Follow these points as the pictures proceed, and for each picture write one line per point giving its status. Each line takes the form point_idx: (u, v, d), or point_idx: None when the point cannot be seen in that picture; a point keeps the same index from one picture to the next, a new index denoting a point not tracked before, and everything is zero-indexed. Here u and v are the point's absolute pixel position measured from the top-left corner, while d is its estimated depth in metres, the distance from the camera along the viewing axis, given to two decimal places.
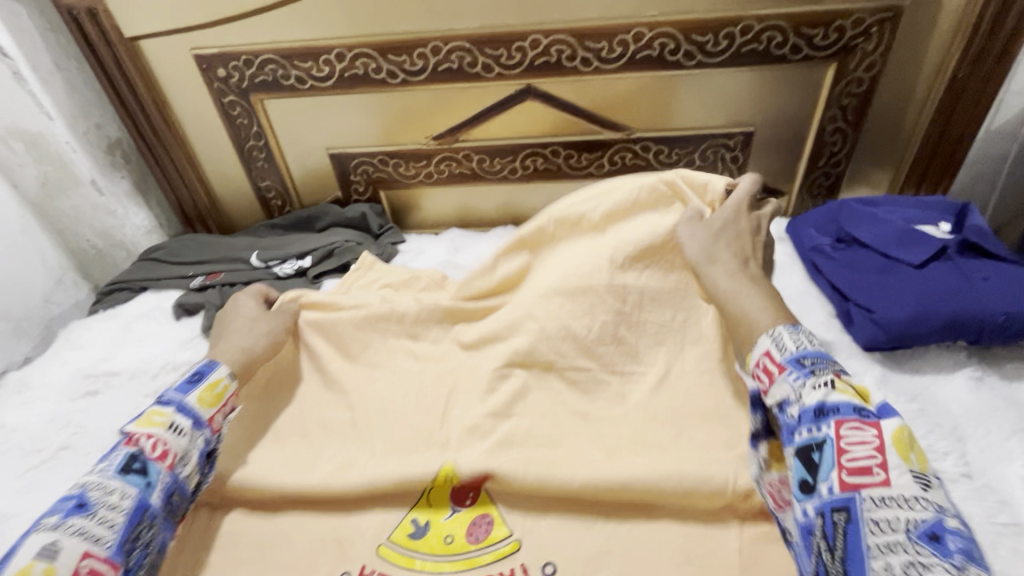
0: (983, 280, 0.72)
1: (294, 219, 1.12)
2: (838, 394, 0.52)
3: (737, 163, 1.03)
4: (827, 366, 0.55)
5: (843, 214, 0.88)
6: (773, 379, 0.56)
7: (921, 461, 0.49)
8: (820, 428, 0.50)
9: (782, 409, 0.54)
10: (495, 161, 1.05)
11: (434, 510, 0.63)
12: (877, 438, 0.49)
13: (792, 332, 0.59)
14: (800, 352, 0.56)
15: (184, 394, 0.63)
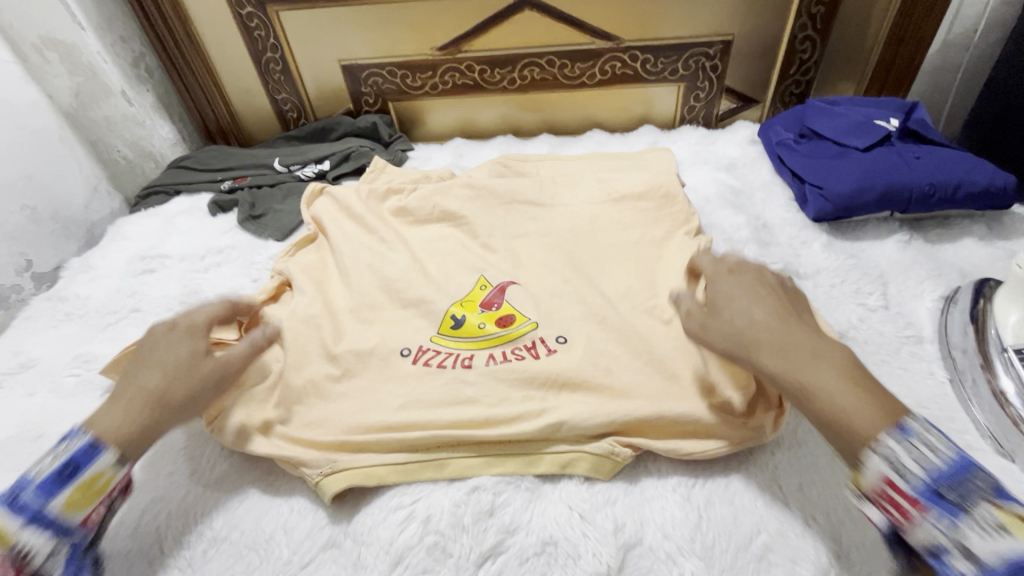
0: (916, 159, 0.84)
1: (309, 130, 1.22)
2: (1015, 542, 0.40)
3: (717, 72, 1.12)
4: (970, 488, 0.43)
5: (808, 113, 0.99)
6: (910, 516, 0.43)
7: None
8: (961, 529, 0.42)
9: (879, 484, 0.45)
10: (496, 72, 1.14)
11: (469, 307, 0.75)
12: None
13: (906, 437, 0.45)
14: (932, 478, 0.43)
15: (48, 496, 0.49)
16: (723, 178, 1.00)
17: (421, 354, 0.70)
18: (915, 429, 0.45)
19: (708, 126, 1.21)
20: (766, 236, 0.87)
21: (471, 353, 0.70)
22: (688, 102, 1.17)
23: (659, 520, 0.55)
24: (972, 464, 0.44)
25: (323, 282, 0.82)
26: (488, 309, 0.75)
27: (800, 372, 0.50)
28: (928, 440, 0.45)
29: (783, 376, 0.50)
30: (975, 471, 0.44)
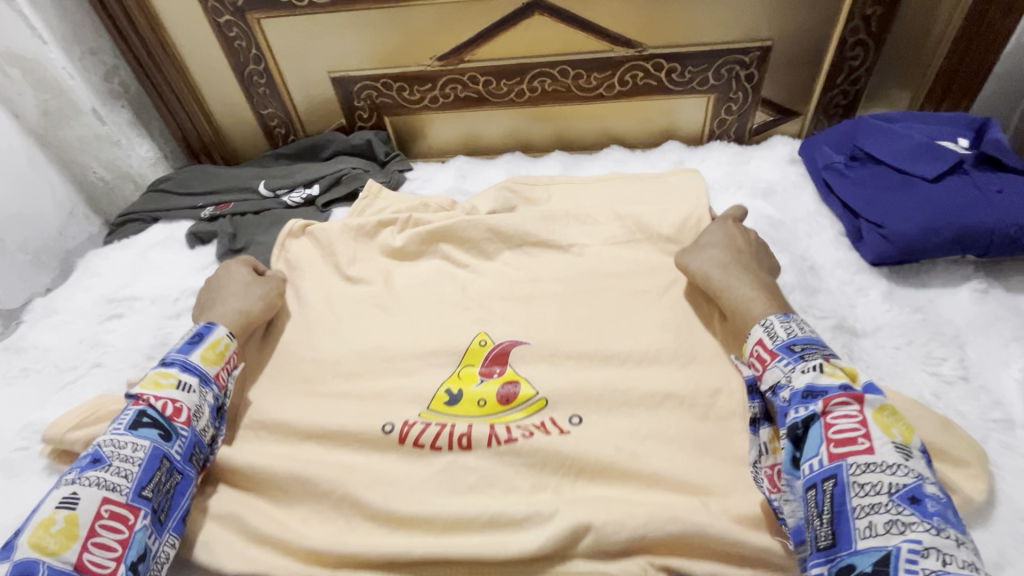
0: (997, 193, 0.72)
1: (298, 147, 1.11)
2: (823, 379, 0.51)
3: (752, 82, 0.99)
4: (815, 350, 0.55)
5: (860, 132, 0.86)
6: (763, 365, 0.56)
7: (905, 432, 0.48)
8: (795, 371, 0.53)
9: (756, 346, 0.59)
10: (502, 84, 1.02)
11: (467, 376, 0.65)
12: (860, 411, 0.49)
13: (785, 319, 0.59)
14: (790, 339, 0.56)
15: (187, 353, 0.63)
16: (760, 207, 0.88)
17: (410, 430, 0.60)
18: (793, 319, 0.59)
19: (740, 141, 1.07)
20: (814, 281, 0.75)
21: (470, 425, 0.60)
22: (718, 115, 1.04)
23: None
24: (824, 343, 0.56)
25: (305, 341, 0.73)
26: (489, 375, 0.65)
27: (728, 273, 0.67)
28: (795, 326, 0.59)
29: (715, 268, 0.68)
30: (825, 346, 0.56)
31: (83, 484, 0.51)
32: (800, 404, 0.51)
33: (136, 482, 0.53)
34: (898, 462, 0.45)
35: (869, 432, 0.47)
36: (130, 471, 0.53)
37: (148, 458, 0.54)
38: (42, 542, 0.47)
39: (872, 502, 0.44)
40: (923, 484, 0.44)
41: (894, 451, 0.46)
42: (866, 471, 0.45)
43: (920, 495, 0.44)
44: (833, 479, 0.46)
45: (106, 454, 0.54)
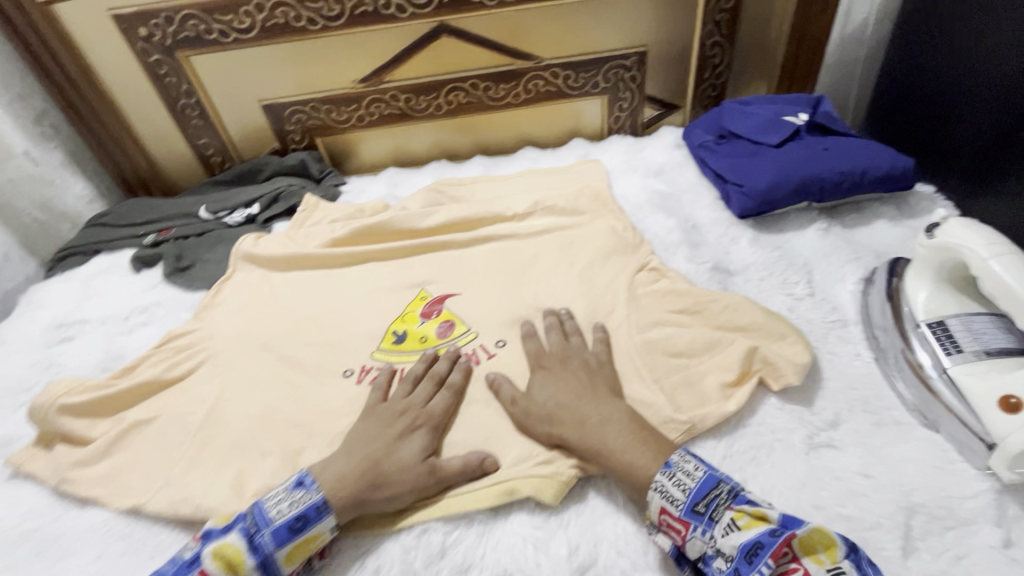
0: (824, 151, 0.89)
1: (235, 173, 1.18)
2: (740, 535, 0.47)
3: (636, 82, 1.16)
4: (717, 499, 0.50)
5: (724, 115, 1.03)
6: (683, 535, 0.50)
7: (828, 551, 0.44)
8: (712, 535, 0.48)
9: (660, 516, 0.52)
10: (421, 99, 1.14)
11: (408, 322, 0.81)
12: (791, 554, 0.45)
13: (669, 470, 0.53)
14: (691, 497, 0.51)
15: (277, 546, 0.52)
16: (652, 184, 1.03)
17: (365, 374, 0.74)
18: (676, 462, 0.54)
19: (635, 134, 1.24)
20: (696, 237, 0.90)
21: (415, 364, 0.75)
22: (613, 113, 1.20)
23: (613, 538, 0.54)
24: (718, 478, 0.51)
25: (261, 339, 0.80)
26: (428, 320, 0.81)
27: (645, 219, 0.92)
28: (687, 469, 0.53)
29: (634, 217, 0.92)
30: (723, 481, 0.51)
31: (275, 507, 0.55)
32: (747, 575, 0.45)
33: (268, 549, 0.52)
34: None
35: (806, 567, 0.44)
36: (259, 537, 0.52)
37: (295, 520, 0.54)
38: (215, 557, 0.51)
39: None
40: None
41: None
42: None
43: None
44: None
45: (312, 483, 0.57)
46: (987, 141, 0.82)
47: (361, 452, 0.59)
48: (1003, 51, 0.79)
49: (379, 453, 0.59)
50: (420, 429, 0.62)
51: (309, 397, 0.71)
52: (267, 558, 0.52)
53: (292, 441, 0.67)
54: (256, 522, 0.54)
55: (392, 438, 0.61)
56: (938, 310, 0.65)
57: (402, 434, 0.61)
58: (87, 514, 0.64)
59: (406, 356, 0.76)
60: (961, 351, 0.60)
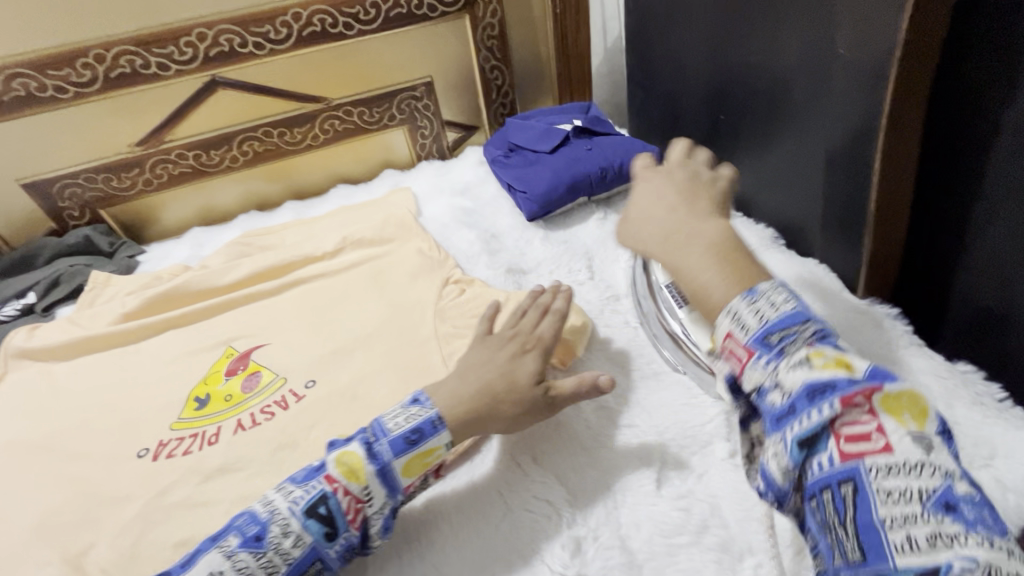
0: (589, 151, 1.01)
1: (4, 264, 1.05)
2: (812, 371, 0.37)
3: (431, 110, 1.23)
4: (800, 335, 0.40)
5: (509, 131, 1.13)
6: (740, 364, 0.41)
7: (919, 416, 0.36)
8: (779, 367, 0.39)
9: (726, 341, 0.42)
10: (212, 154, 1.10)
11: (211, 384, 0.78)
12: (868, 406, 0.36)
13: (751, 296, 0.42)
14: (766, 326, 0.40)
15: (394, 454, 0.55)
16: (458, 202, 1.10)
17: (163, 449, 0.70)
18: (763, 290, 0.42)
19: (445, 156, 1.30)
20: (496, 245, 0.97)
21: (219, 425, 0.72)
22: (417, 141, 1.26)
23: (416, 543, 0.57)
24: (807, 316, 0.41)
25: (39, 440, 0.72)
26: (233, 374, 0.79)
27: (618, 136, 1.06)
28: (772, 297, 0.42)
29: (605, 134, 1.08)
30: (811, 319, 0.41)
31: (392, 421, 0.57)
32: (807, 411, 0.37)
33: (386, 457, 0.54)
34: (919, 459, 0.34)
35: (881, 424, 0.35)
36: (378, 445, 0.55)
37: (410, 433, 0.56)
38: (339, 464, 0.54)
39: (903, 516, 0.33)
40: (952, 483, 0.33)
41: (917, 449, 0.34)
42: (889, 475, 0.34)
43: (953, 497, 0.33)
44: (851, 484, 0.35)
45: (424, 401, 0.59)
46: (705, 126, 0.99)
47: (475, 375, 0.60)
48: (691, 55, 0.96)
49: (496, 375, 0.60)
50: (534, 352, 0.63)
51: (98, 490, 0.66)
52: (385, 467, 0.54)
53: (76, 543, 0.61)
54: (375, 433, 0.56)
55: (505, 362, 0.61)
56: (674, 276, 0.77)
57: (514, 357, 0.62)
58: None
59: (209, 419, 0.73)
60: (689, 305, 0.73)
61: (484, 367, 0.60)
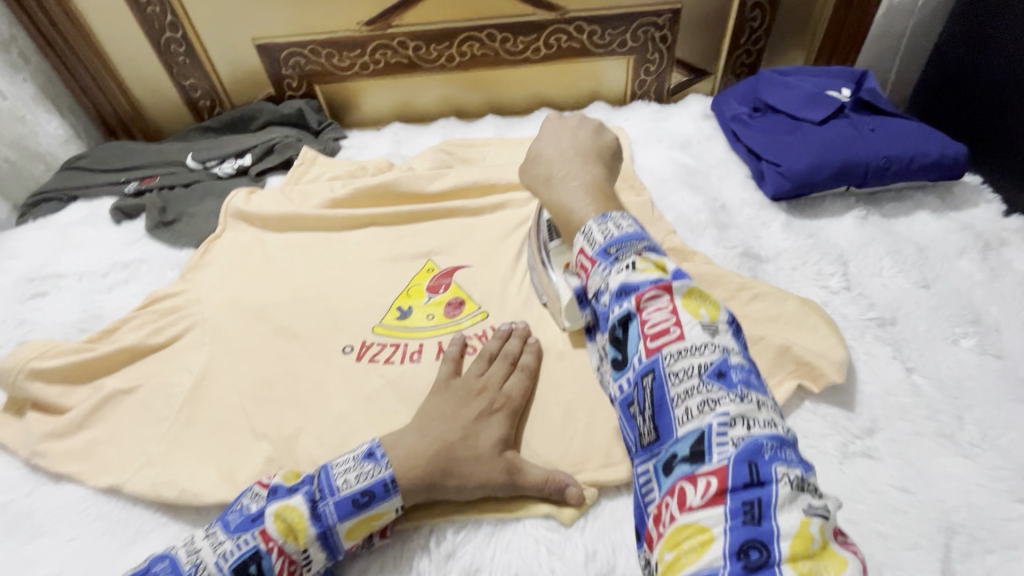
0: (871, 131, 0.83)
1: (226, 120, 1.09)
2: (633, 274, 0.42)
3: (666, 44, 1.07)
4: (631, 248, 0.44)
5: (760, 86, 0.96)
6: (586, 273, 0.46)
7: (712, 310, 0.40)
8: (612, 271, 0.43)
9: (578, 255, 0.47)
10: (431, 49, 1.05)
11: (413, 297, 0.75)
12: (670, 301, 0.40)
13: (603, 220, 0.47)
14: (608, 241, 0.45)
15: (340, 518, 0.47)
16: (679, 157, 0.96)
17: (366, 351, 0.68)
18: (614, 217, 0.47)
19: (660, 100, 1.15)
20: (725, 218, 0.84)
21: (421, 343, 0.69)
22: (638, 76, 1.11)
23: (633, 544, 0.50)
24: (644, 236, 0.45)
25: (254, 307, 0.73)
26: (435, 296, 0.75)
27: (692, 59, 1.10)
28: (619, 225, 0.46)
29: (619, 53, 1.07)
30: (647, 239, 0.45)
31: (342, 476, 0.49)
32: (618, 305, 0.41)
33: (330, 520, 0.47)
34: (704, 341, 0.38)
35: (679, 317, 0.39)
36: (322, 505, 0.48)
37: (360, 495, 0.48)
38: (277, 519, 0.47)
39: (687, 388, 0.37)
40: (727, 356, 0.38)
41: (701, 332, 0.39)
42: (678, 359, 0.38)
43: (726, 367, 0.37)
44: (651, 376, 0.38)
45: (381, 459, 0.50)
46: None
47: (435, 433, 0.52)
48: None
49: (457, 437, 0.52)
50: (499, 414, 0.55)
51: (305, 375, 0.65)
52: (328, 531, 0.47)
53: (286, 423, 0.61)
54: (321, 488, 0.49)
55: (469, 421, 0.53)
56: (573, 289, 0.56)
57: (480, 416, 0.54)
58: (60, 492, 0.58)
59: (412, 334, 0.70)
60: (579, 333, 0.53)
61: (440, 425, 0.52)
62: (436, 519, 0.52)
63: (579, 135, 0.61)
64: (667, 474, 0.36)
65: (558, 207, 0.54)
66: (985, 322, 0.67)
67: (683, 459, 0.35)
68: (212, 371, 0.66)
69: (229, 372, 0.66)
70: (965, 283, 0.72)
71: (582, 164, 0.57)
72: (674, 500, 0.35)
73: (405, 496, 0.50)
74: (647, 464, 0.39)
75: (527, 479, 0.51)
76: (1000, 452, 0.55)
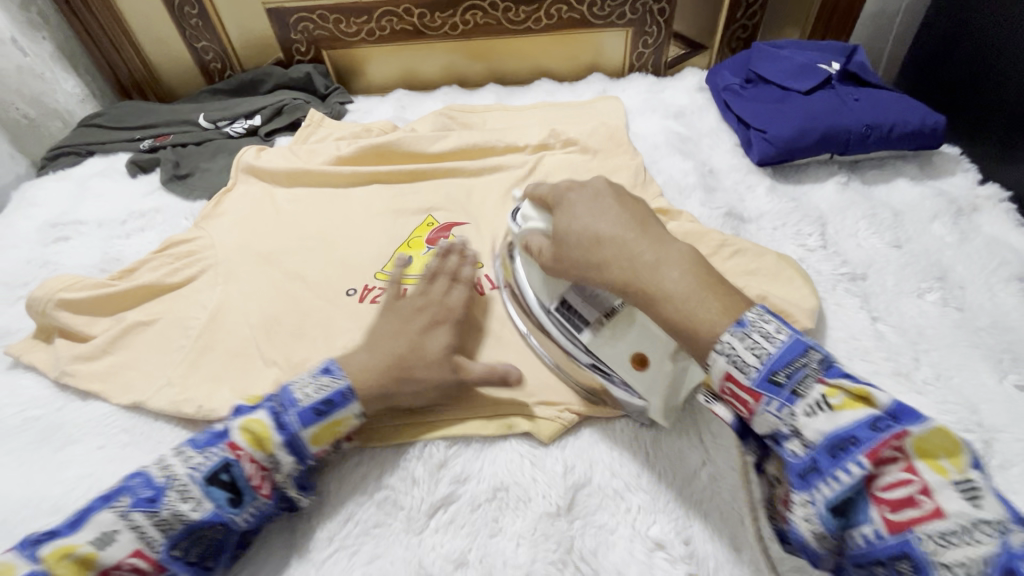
0: (855, 101, 0.86)
1: (236, 82, 1.12)
2: (834, 419, 0.37)
3: (665, 16, 1.10)
4: (802, 368, 0.39)
5: (753, 57, 0.99)
6: (748, 409, 0.41)
7: (955, 458, 0.35)
8: (795, 412, 0.39)
9: (722, 381, 0.42)
10: (436, 17, 1.08)
11: (413, 248, 0.79)
12: (901, 458, 0.35)
13: (741, 329, 0.41)
14: (766, 365, 0.40)
15: (304, 426, 0.50)
16: (672, 125, 0.99)
17: (368, 293, 0.73)
18: (750, 320, 0.41)
19: (657, 73, 1.18)
20: (713, 182, 0.88)
21: None
22: (637, 48, 1.14)
23: (609, 459, 0.55)
24: (807, 345, 0.40)
25: (264, 253, 0.78)
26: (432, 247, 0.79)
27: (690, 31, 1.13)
28: (764, 330, 0.41)
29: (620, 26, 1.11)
30: (813, 348, 0.40)
31: (302, 390, 0.52)
32: (834, 470, 0.36)
33: (294, 428, 0.50)
34: (972, 519, 0.32)
35: (926, 483, 0.34)
36: (287, 416, 0.50)
37: (320, 404, 0.51)
38: (243, 431, 0.49)
39: (952, 561, 0.32)
40: (1009, 537, 0.32)
41: (966, 504, 0.33)
42: (947, 545, 0.32)
43: (1017, 560, 0.31)
44: (909, 560, 0.34)
45: (337, 372, 0.54)
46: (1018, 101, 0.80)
47: (386, 348, 0.56)
48: None
49: (405, 348, 0.56)
50: (443, 326, 0.60)
51: (311, 313, 0.70)
52: (294, 438, 0.50)
53: (293, 353, 0.66)
54: (282, 401, 0.51)
55: (416, 333, 0.58)
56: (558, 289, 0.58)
57: (426, 329, 0.59)
58: (86, 409, 0.63)
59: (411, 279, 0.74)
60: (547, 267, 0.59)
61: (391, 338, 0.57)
62: (430, 435, 0.57)
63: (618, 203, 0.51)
64: None
65: (599, 236, 0.49)
66: (951, 279, 0.71)
67: None
68: (225, 307, 0.71)
69: (241, 309, 0.71)
70: (935, 244, 0.76)
71: (660, 239, 0.48)
72: None
73: (363, 402, 0.53)
74: None
75: (471, 373, 0.57)
76: (952, 391, 0.59)
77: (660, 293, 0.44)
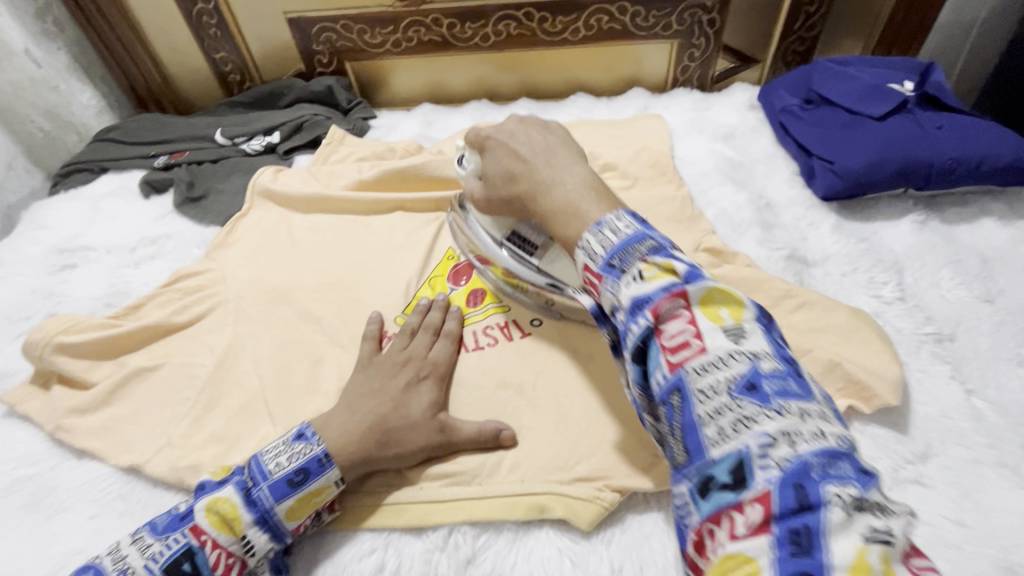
0: (936, 129, 0.77)
1: (255, 95, 1.07)
2: (643, 286, 0.39)
3: (714, 27, 1.01)
4: (634, 253, 0.41)
5: (815, 75, 0.89)
6: (596, 291, 0.42)
7: (735, 309, 0.38)
8: (620, 287, 0.40)
9: (583, 272, 0.44)
10: (466, 27, 1.01)
11: (436, 287, 0.71)
12: (684, 308, 0.38)
13: (599, 228, 0.44)
14: (609, 252, 0.42)
15: (277, 500, 0.47)
16: (722, 149, 0.90)
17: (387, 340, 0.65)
18: (608, 220, 0.44)
19: (703, 88, 1.09)
20: (770, 217, 0.79)
21: None
22: (681, 61, 1.05)
23: (661, 563, 0.48)
24: (647, 234, 0.42)
25: (277, 290, 0.72)
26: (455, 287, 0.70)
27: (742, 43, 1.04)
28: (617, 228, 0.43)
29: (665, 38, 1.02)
30: (654, 236, 0.42)
31: (274, 460, 0.49)
32: (630, 325, 0.38)
33: (266, 504, 0.47)
34: (729, 350, 0.36)
35: (700, 328, 0.37)
36: (256, 492, 0.48)
37: (294, 474, 0.48)
38: (210, 512, 0.47)
39: (714, 405, 0.34)
40: (757, 363, 0.35)
41: (727, 340, 0.36)
42: (704, 374, 0.35)
43: (757, 378, 0.34)
44: (679, 395, 0.36)
45: (311, 437, 0.51)
46: None
47: (366, 408, 0.53)
48: None
49: (388, 408, 0.53)
50: (427, 381, 0.57)
51: (326, 362, 0.64)
52: (267, 514, 0.47)
53: (306, 411, 0.59)
54: (254, 475, 0.49)
55: (397, 391, 0.55)
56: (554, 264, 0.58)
57: (409, 386, 0.56)
58: (82, 468, 0.58)
59: None
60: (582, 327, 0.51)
61: (371, 397, 0.54)
62: (456, 520, 0.51)
63: (534, 136, 0.57)
64: (705, 498, 0.33)
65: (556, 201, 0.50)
66: None
67: (723, 484, 0.33)
68: (234, 353, 0.65)
69: (250, 355, 0.65)
70: None
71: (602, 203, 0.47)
72: (718, 527, 0.32)
73: (341, 467, 0.50)
74: (682, 486, 0.36)
75: (460, 433, 0.53)
76: None
77: (551, 209, 0.49)
